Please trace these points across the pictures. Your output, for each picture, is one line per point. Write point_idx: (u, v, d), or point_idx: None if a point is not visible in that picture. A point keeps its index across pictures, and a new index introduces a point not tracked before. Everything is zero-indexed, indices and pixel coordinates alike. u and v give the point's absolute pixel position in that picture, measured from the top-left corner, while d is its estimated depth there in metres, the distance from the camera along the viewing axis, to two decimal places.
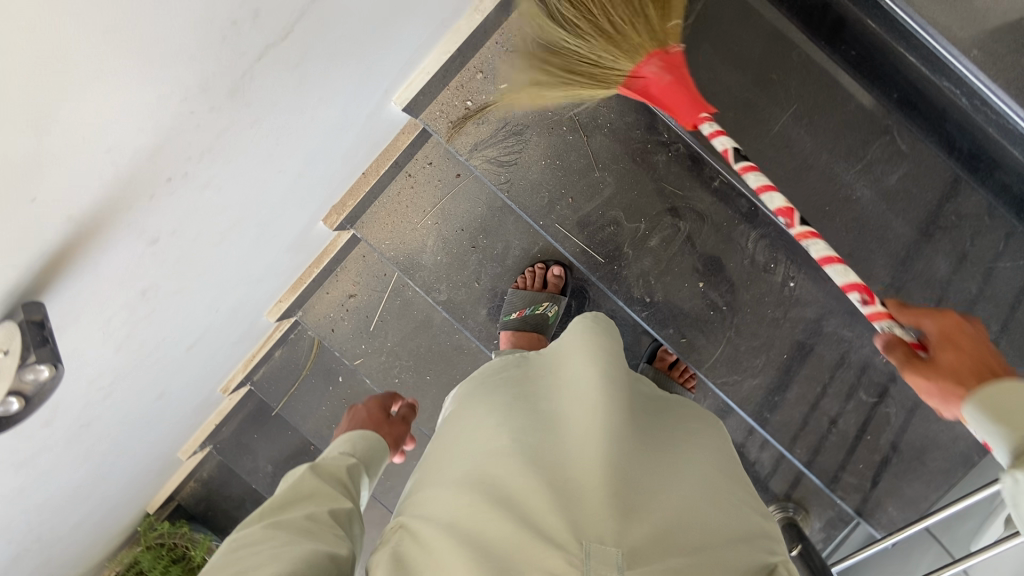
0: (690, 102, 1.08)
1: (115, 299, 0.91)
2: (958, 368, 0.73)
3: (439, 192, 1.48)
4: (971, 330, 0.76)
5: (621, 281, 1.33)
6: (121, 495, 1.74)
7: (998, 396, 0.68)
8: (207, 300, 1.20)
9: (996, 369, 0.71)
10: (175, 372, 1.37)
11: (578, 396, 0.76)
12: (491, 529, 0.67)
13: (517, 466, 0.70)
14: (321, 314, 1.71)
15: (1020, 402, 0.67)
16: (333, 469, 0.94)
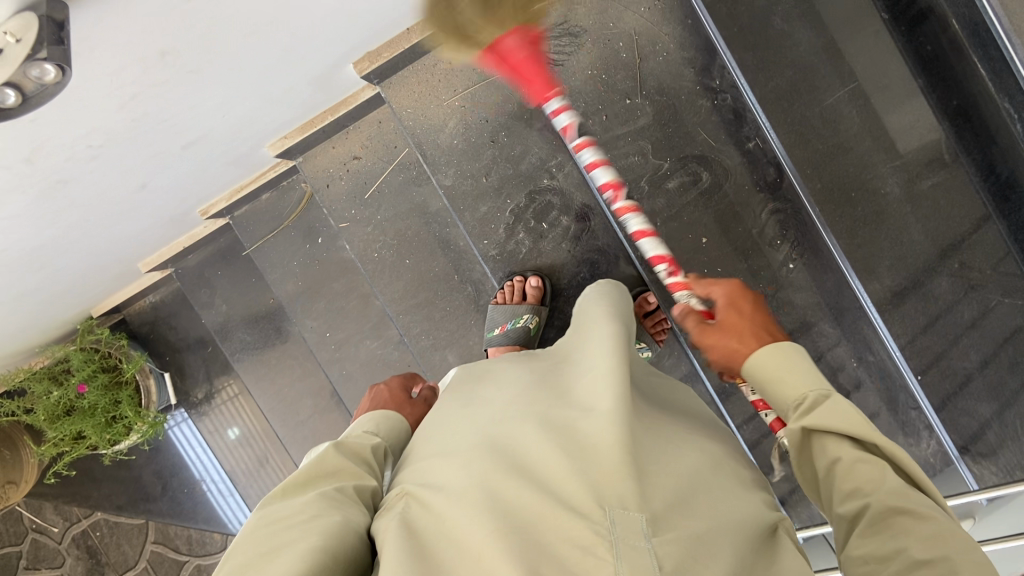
0: (542, 78, 1.22)
1: (132, 51, 0.88)
2: (741, 329, 0.91)
3: (474, 76, 1.44)
4: (750, 299, 0.96)
5: (629, 215, 1.34)
6: (73, 283, 1.70)
7: (769, 368, 0.84)
8: (222, 96, 1.18)
9: (773, 333, 0.90)
10: (163, 166, 1.32)
11: (586, 376, 0.78)
12: (508, 499, 0.66)
13: (534, 437, 0.71)
14: (320, 167, 1.67)
15: (796, 366, 0.83)
16: (357, 446, 0.87)
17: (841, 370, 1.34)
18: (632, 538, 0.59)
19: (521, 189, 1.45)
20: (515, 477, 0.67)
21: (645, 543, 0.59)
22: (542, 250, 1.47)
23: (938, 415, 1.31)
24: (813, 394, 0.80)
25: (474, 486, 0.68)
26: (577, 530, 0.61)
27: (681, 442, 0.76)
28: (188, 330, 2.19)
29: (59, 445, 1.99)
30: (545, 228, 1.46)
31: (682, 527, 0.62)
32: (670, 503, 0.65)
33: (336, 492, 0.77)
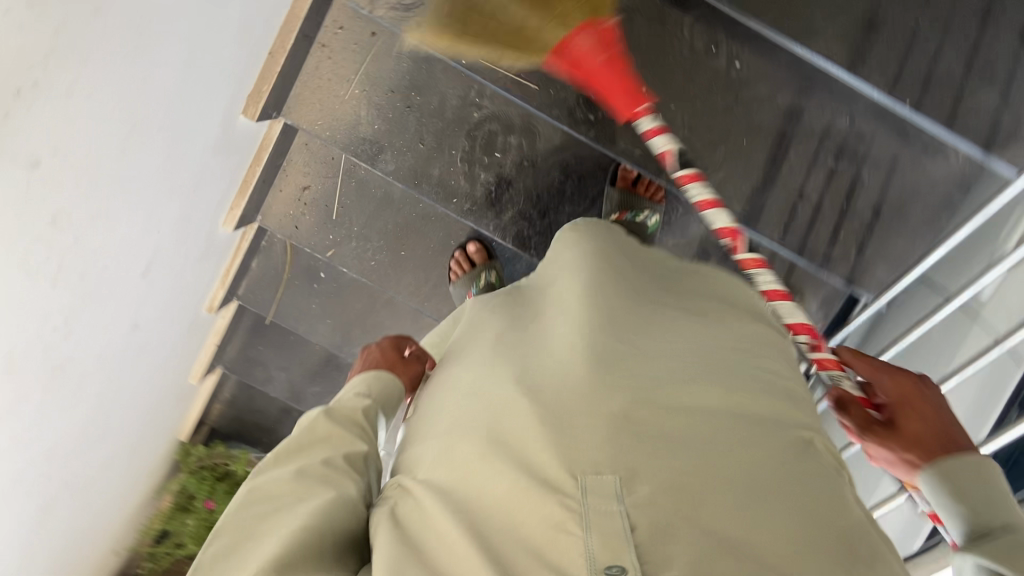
0: (622, 85, 1.15)
1: (15, 248, 0.87)
2: (918, 438, 0.84)
3: (357, 57, 1.39)
4: (933, 398, 0.87)
5: (559, 104, 1.32)
6: (142, 432, 1.78)
7: (962, 476, 0.77)
8: (141, 218, 1.16)
9: (959, 443, 0.81)
10: (141, 300, 1.34)
11: (559, 327, 0.83)
12: (493, 482, 0.67)
13: (510, 408, 0.73)
14: (281, 214, 1.65)
15: (972, 475, 0.76)
16: (347, 414, 0.84)
17: (842, 133, 1.29)
18: (604, 505, 0.62)
19: (460, 134, 1.43)
20: (493, 455, 0.69)
21: (620, 508, 0.61)
22: (511, 179, 1.46)
23: (950, 131, 1.21)
24: (984, 527, 0.73)
25: (461, 483, 0.69)
26: (551, 507, 0.63)
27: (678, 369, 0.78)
28: (269, 407, 2.26)
29: None
30: (500, 158, 1.44)
31: (662, 480, 0.64)
32: (671, 467, 0.66)
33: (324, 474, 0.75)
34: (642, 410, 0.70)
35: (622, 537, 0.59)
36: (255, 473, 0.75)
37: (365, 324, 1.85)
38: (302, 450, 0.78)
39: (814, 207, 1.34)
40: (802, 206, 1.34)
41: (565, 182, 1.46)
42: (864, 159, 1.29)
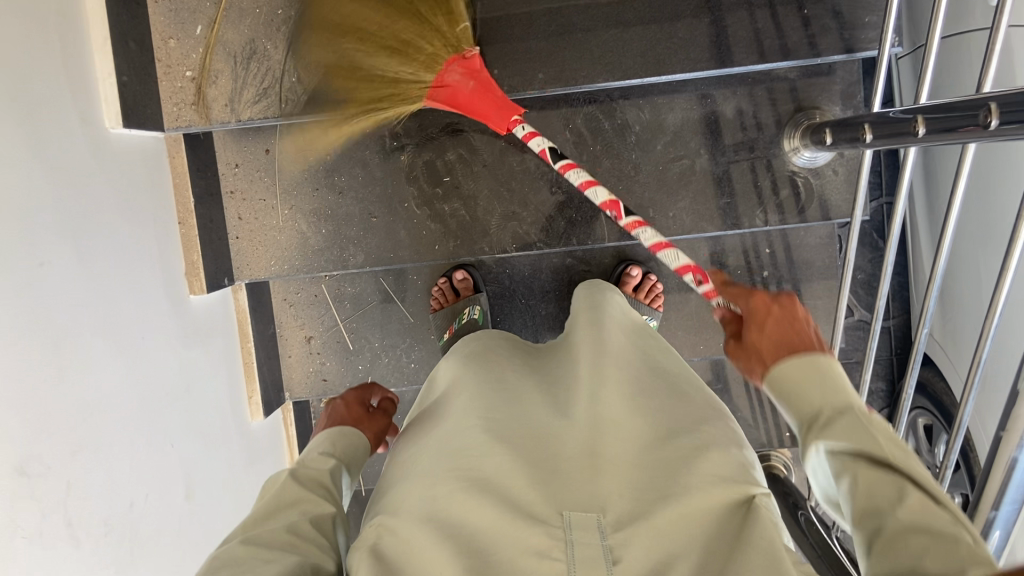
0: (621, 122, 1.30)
1: None
2: (758, 345, 0.78)
3: (267, 179, 1.32)
4: (786, 312, 0.78)
5: None
6: None
7: (801, 384, 0.70)
8: (142, 444, 1.05)
9: (802, 345, 0.74)
10: (203, 523, 1.19)
11: (540, 399, 0.75)
12: (439, 503, 0.63)
13: (468, 500, 0.62)
14: (305, 377, 1.54)
15: (800, 377, 0.70)
16: (317, 474, 0.78)
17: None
18: (589, 533, 0.57)
19: (402, 182, 1.33)
20: (466, 484, 0.63)
21: (601, 544, 0.56)
22: (473, 193, 1.33)
23: None
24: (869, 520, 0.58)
25: (436, 513, 0.62)
26: (537, 531, 0.58)
27: (676, 413, 0.71)
28: None
29: None
30: (450, 179, 1.33)
31: (650, 499, 0.61)
32: (638, 499, 0.61)
33: (297, 532, 0.69)
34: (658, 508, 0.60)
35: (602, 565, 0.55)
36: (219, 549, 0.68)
37: None
38: (267, 513, 0.71)
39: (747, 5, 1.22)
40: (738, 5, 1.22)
41: (525, 160, 1.32)
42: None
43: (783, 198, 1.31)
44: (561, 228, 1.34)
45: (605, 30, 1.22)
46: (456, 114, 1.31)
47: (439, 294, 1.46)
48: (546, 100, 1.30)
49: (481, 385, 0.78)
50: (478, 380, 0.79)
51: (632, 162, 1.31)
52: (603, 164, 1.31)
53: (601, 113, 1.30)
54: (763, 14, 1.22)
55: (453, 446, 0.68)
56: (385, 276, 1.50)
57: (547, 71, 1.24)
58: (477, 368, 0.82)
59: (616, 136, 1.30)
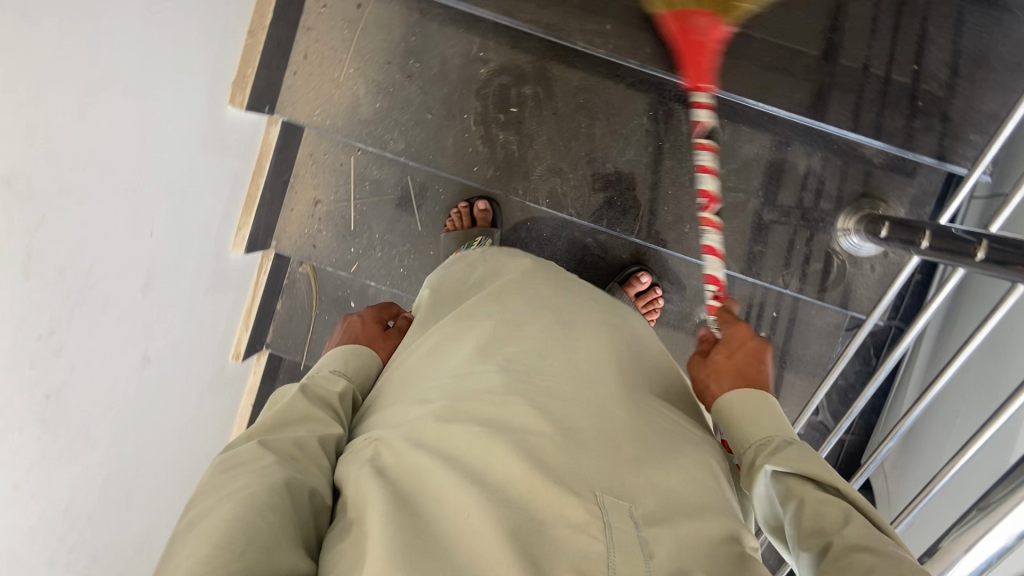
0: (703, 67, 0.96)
1: None
2: (725, 368, 0.83)
3: (348, 33, 1.31)
4: (758, 349, 0.84)
5: (562, 22, 1.22)
6: None
7: (753, 408, 0.76)
8: (121, 216, 1.04)
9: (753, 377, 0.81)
10: (143, 319, 1.18)
11: (572, 360, 0.76)
12: (455, 435, 0.64)
13: (487, 449, 0.62)
14: (297, 235, 1.52)
15: (753, 407, 0.76)
16: (323, 390, 0.77)
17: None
18: (623, 518, 0.58)
19: (469, 91, 1.31)
20: (487, 432, 0.64)
21: (636, 533, 0.57)
22: (533, 133, 1.31)
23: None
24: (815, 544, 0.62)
25: (450, 451, 0.63)
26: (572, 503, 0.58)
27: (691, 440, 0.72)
28: None
29: None
30: (516, 111, 1.31)
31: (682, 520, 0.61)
32: (664, 502, 0.62)
33: (297, 448, 0.67)
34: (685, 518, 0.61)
35: (641, 558, 0.55)
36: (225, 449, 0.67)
37: None
38: (275, 428, 0.70)
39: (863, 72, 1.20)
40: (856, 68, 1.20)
41: (594, 126, 1.30)
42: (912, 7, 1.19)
43: (810, 271, 1.31)
44: (596, 203, 1.32)
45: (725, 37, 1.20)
46: (551, 54, 1.29)
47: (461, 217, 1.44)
48: (642, 77, 1.28)
49: (491, 334, 0.78)
50: (485, 328, 0.79)
51: (690, 173, 1.30)
52: (665, 161, 1.30)
53: (687, 114, 1.28)
54: (880, 88, 1.20)
55: (470, 391, 0.69)
56: (413, 175, 1.48)
57: (655, 49, 1.22)
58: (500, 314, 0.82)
59: (689, 142, 1.29)
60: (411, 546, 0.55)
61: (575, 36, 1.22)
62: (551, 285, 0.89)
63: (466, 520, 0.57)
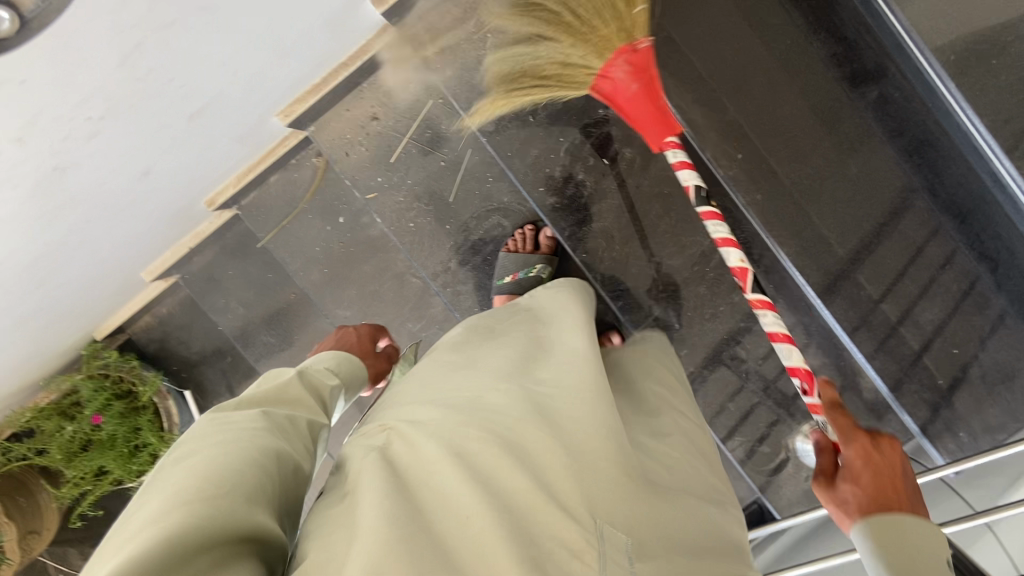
0: (652, 117, 1.12)
1: None
2: (857, 489, 0.80)
3: None
4: (885, 453, 0.82)
5: (709, 126, 1.18)
6: (71, 305, 1.57)
7: (890, 532, 0.73)
8: (218, 48, 0.99)
9: (888, 503, 0.77)
10: (172, 140, 1.14)
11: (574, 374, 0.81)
12: (471, 437, 0.69)
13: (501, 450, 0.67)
14: (336, 135, 1.48)
15: (911, 533, 0.73)
16: (315, 382, 0.89)
17: (971, 266, 1.23)
18: (618, 556, 0.61)
19: (575, 122, 1.31)
20: (490, 436, 0.69)
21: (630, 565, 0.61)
22: (607, 191, 1.32)
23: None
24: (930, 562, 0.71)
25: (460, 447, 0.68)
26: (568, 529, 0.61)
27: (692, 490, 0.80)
28: (200, 341, 2.08)
29: (80, 486, 1.91)
30: (607, 164, 1.31)
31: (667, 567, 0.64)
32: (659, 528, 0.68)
33: (286, 421, 0.76)
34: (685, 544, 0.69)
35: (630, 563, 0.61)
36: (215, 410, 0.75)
37: (362, 293, 1.68)
38: (271, 404, 0.79)
39: (897, 323, 1.23)
40: (898, 314, 1.23)
41: (662, 220, 1.32)
42: (971, 292, 1.24)
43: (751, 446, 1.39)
44: (622, 285, 1.35)
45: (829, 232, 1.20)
46: None
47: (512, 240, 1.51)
48: None
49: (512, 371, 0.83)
50: (508, 360, 0.86)
51: (715, 309, 1.34)
52: (700, 287, 1.33)
53: None
54: (906, 342, 1.24)
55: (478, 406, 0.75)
56: (474, 153, 1.47)
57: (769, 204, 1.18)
58: (507, 356, 0.88)
59: (730, 285, 1.33)
60: (405, 519, 0.59)
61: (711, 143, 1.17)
62: (550, 334, 0.94)
63: (466, 511, 0.61)
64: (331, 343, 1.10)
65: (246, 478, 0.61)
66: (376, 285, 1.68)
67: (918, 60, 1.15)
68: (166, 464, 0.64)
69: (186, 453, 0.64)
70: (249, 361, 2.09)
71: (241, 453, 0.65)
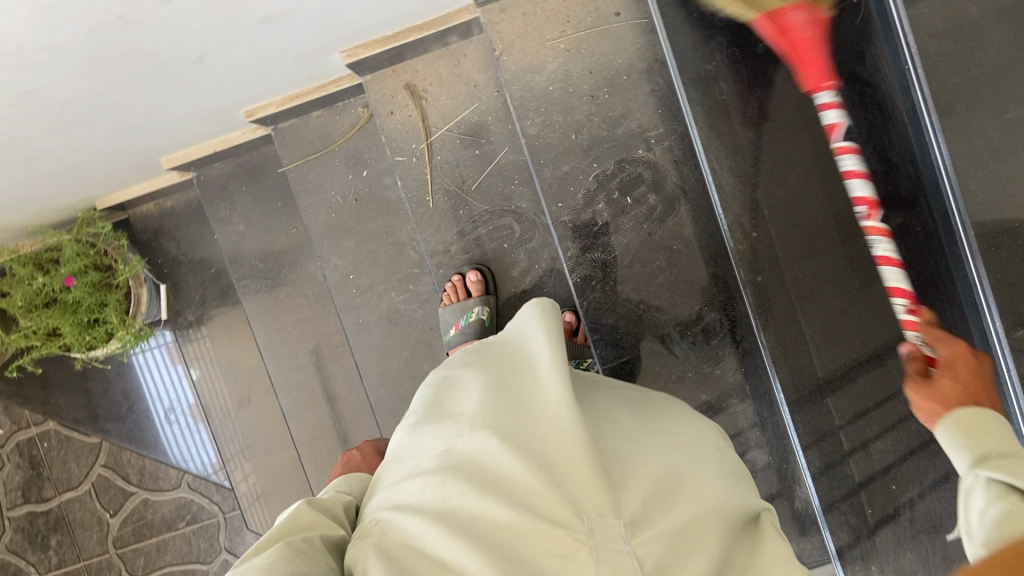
0: (818, 63, 1.11)
1: None
2: (945, 392, 0.95)
3: (588, 22, 1.33)
4: (970, 359, 0.98)
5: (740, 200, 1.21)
6: (83, 164, 1.59)
7: (974, 419, 0.89)
8: None
9: (979, 395, 0.93)
10: (236, 36, 1.17)
11: (537, 381, 0.86)
12: (449, 491, 0.77)
13: (472, 498, 0.76)
14: (388, 90, 1.51)
15: (988, 423, 0.88)
16: (328, 507, 0.92)
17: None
18: (612, 541, 0.72)
19: (614, 154, 1.34)
20: (465, 472, 0.78)
21: (623, 539, 0.72)
22: (621, 229, 1.35)
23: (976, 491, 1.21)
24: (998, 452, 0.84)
25: (440, 505, 0.77)
26: (561, 538, 0.72)
27: (696, 444, 0.89)
28: (192, 245, 2.09)
29: (28, 339, 1.90)
30: (628, 203, 1.34)
31: (662, 526, 0.74)
32: (656, 491, 0.78)
33: (306, 543, 0.81)
34: (694, 498, 0.79)
35: (622, 546, 0.71)
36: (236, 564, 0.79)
37: (360, 248, 1.70)
38: (285, 538, 0.83)
39: (856, 447, 1.24)
40: (854, 441, 1.24)
41: (663, 271, 1.34)
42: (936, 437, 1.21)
43: None
44: (604, 320, 1.37)
45: (811, 337, 1.23)
46: (691, 196, 1.32)
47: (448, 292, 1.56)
48: (728, 281, 1.31)
49: (478, 386, 0.89)
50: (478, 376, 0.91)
51: (682, 372, 1.35)
52: (677, 346, 1.35)
53: (723, 336, 1.33)
54: (851, 468, 1.25)
55: (444, 443, 0.83)
56: (509, 152, 1.50)
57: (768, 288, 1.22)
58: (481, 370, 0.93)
59: (704, 355, 1.34)
60: None
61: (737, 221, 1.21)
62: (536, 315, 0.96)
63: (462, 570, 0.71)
64: (338, 470, 1.22)
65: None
66: (376, 245, 1.70)
67: (951, 199, 1.13)
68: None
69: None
70: (231, 279, 2.10)
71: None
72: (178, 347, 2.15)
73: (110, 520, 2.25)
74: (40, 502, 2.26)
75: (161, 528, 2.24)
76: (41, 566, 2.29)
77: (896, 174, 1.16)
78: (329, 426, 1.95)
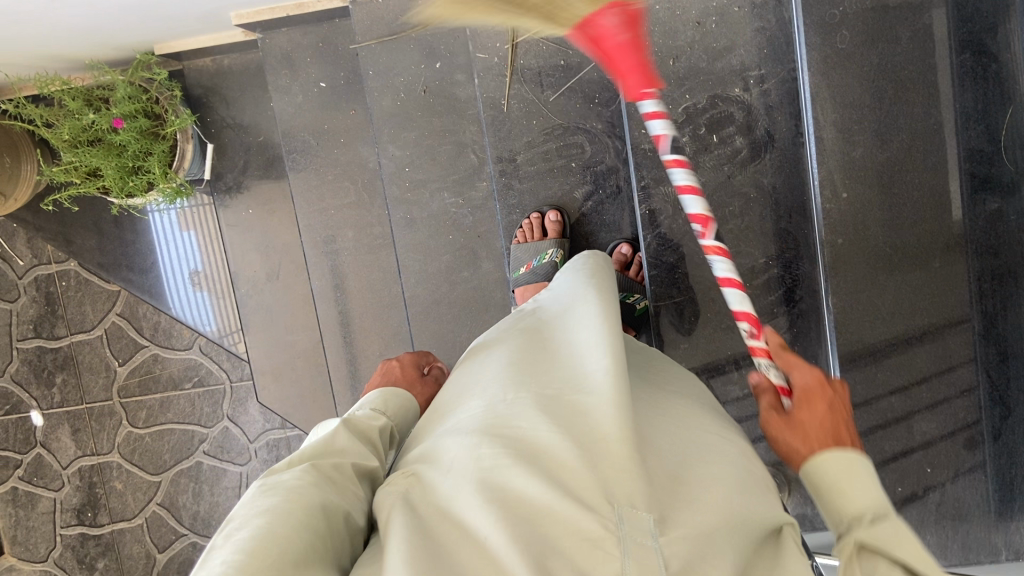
0: None
1: None
2: (806, 431, 0.81)
3: None
4: (831, 395, 0.83)
5: (842, 159, 1.19)
6: (151, 4, 1.54)
7: (826, 465, 0.76)
8: None
9: (842, 441, 0.79)
10: None
11: (588, 353, 0.80)
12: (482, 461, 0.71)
13: (505, 470, 0.69)
14: None
15: (832, 457, 0.76)
16: (363, 428, 0.88)
17: (979, 408, 1.20)
18: (640, 534, 0.64)
19: (708, 89, 1.29)
20: (501, 441, 0.72)
21: (650, 533, 0.64)
22: (699, 166, 1.31)
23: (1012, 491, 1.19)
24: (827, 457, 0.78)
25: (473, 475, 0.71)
26: (589, 520, 0.65)
27: (735, 450, 0.80)
28: (242, 110, 2.04)
29: (69, 176, 1.88)
30: (714, 141, 1.30)
31: (694, 529, 0.66)
32: (684, 495, 0.70)
33: (335, 469, 0.78)
34: (727, 501, 0.70)
35: (650, 542, 0.64)
36: (265, 474, 0.75)
37: (420, 139, 1.66)
38: (316, 457, 0.79)
39: (887, 422, 1.24)
40: (898, 413, 1.24)
41: (734, 218, 1.30)
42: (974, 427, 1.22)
43: None
44: (667, 258, 1.35)
45: (877, 312, 1.22)
46: (778, 145, 1.28)
47: (522, 229, 1.52)
48: (798, 238, 1.29)
49: (525, 359, 0.84)
50: (529, 348, 0.86)
51: (734, 323, 1.33)
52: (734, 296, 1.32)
53: (779, 295, 1.31)
54: (887, 442, 1.25)
55: (483, 412, 0.77)
56: (594, 69, 1.45)
57: (848, 249, 1.21)
58: (532, 342, 0.88)
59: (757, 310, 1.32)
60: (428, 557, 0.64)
61: (830, 175, 1.20)
62: (596, 282, 0.92)
63: (484, 550, 0.65)
64: (376, 381, 1.13)
65: (290, 541, 0.65)
66: (437, 140, 1.66)
67: None
68: (222, 534, 0.67)
69: (242, 520, 0.68)
70: (277, 151, 2.06)
71: (285, 505, 0.69)
72: (186, 213, 2.14)
73: (118, 369, 2.27)
74: (50, 339, 2.27)
75: (167, 386, 2.26)
76: (42, 402, 2.31)
77: (1001, 154, 1.13)
78: (355, 315, 1.95)
